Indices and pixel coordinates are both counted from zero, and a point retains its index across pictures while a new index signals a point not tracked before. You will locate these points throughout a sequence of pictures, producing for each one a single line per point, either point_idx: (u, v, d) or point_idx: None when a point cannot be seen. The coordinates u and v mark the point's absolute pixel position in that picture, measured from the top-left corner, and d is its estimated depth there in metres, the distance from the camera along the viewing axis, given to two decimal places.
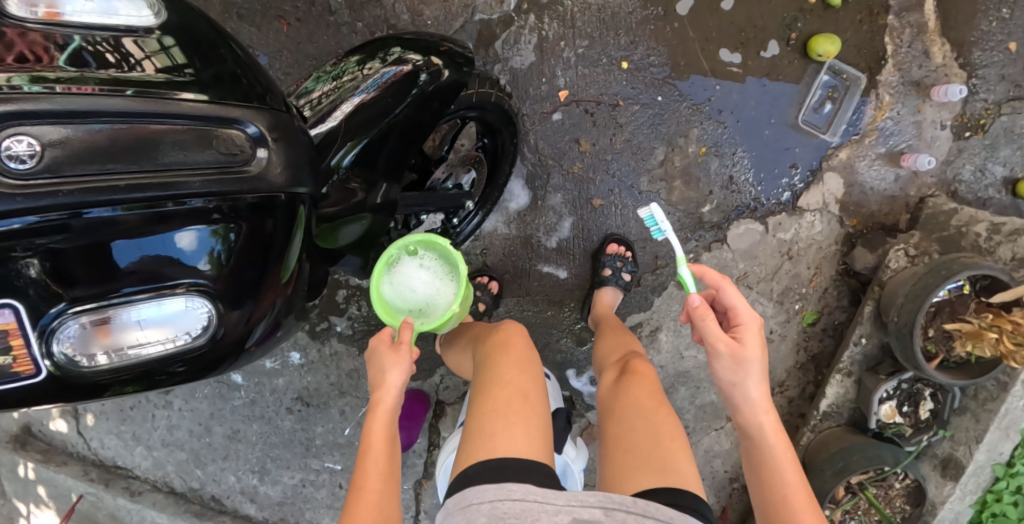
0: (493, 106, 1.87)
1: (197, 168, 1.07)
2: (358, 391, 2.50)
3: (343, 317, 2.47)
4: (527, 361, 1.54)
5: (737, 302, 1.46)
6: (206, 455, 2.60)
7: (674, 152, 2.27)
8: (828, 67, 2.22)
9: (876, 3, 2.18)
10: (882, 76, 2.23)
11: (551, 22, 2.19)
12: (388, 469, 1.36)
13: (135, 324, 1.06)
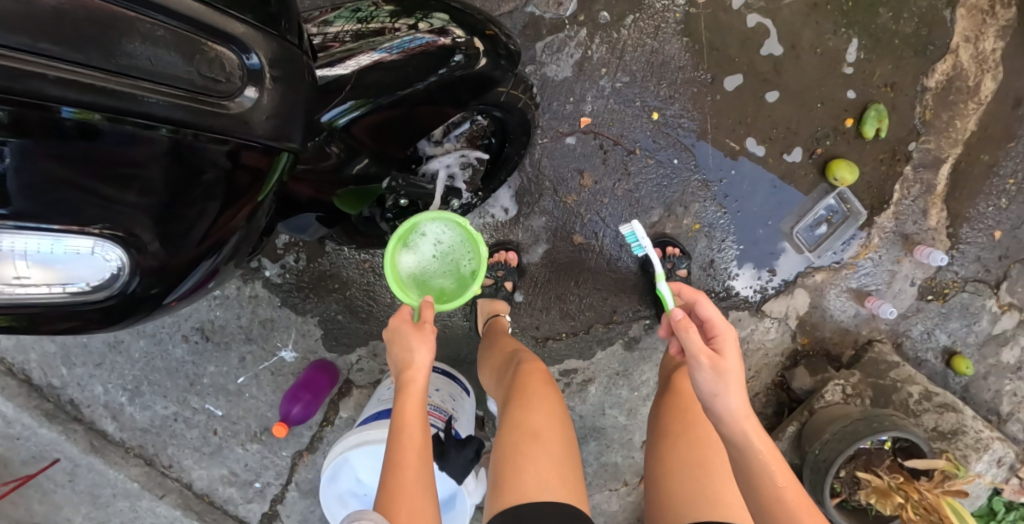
0: (517, 115, 1.52)
1: (163, 84, 0.87)
2: (265, 345, 2.23)
3: (276, 264, 2.18)
4: (549, 403, 1.53)
5: (713, 315, 1.43)
6: (76, 355, 2.23)
7: (670, 217, 2.17)
8: (839, 193, 2.19)
9: (900, 150, 2.22)
10: (880, 218, 2.27)
11: (600, 43, 2.01)
12: (420, 442, 1.36)
13: (20, 254, 0.85)
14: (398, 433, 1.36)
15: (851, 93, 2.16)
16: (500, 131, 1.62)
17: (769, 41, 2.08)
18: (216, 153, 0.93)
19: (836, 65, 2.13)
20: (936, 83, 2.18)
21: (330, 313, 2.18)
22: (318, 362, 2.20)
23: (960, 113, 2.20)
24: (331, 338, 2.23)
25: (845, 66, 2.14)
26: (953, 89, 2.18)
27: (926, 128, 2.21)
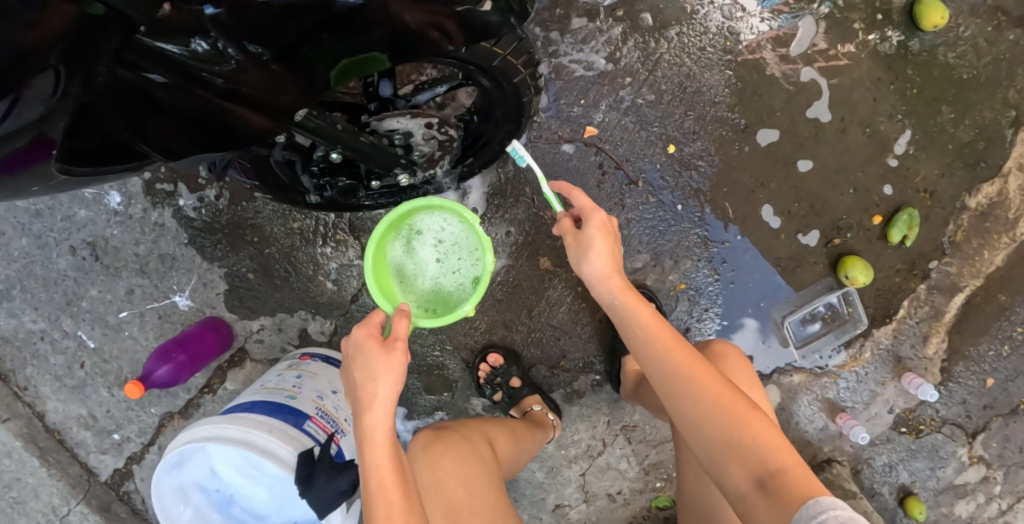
0: (511, 92, 1.18)
1: None
2: (158, 285, 1.79)
3: (195, 196, 1.73)
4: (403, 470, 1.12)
5: (586, 206, 1.27)
6: None
7: (663, 269, 1.73)
8: (844, 291, 1.87)
9: (920, 265, 1.92)
10: (879, 331, 1.96)
11: (633, 45, 1.60)
12: (402, 499, 1.07)
13: None
14: (370, 502, 1.07)
15: (887, 188, 1.84)
16: (485, 109, 1.28)
17: (819, 105, 1.76)
18: (56, 40, 0.60)
19: (880, 155, 1.82)
20: (972, 206, 1.88)
21: (240, 268, 1.75)
22: (209, 319, 1.75)
23: (990, 242, 1.90)
24: (232, 298, 1.77)
25: (890, 156, 1.83)
26: (991, 217, 1.89)
27: (951, 252, 1.91)
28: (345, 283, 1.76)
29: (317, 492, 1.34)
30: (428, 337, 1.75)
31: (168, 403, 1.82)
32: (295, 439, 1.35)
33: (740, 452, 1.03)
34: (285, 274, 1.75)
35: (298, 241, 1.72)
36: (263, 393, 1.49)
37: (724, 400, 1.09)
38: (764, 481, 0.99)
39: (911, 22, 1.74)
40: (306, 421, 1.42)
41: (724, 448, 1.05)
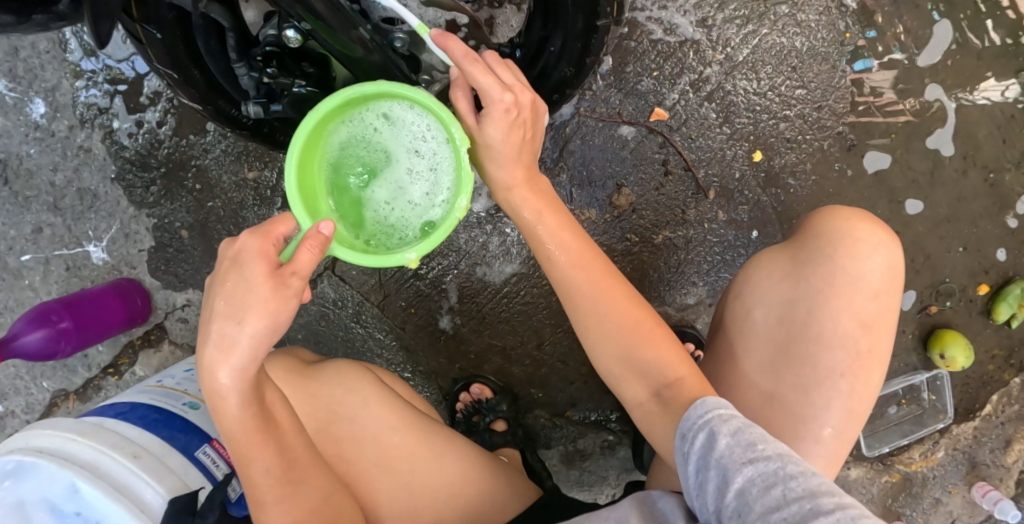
0: (587, 2, 0.86)
1: None
2: (71, 226, 1.32)
3: (134, 118, 1.28)
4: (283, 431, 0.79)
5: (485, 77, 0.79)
6: None
7: None
8: (931, 373, 1.32)
9: (1020, 354, 1.33)
10: (956, 429, 1.35)
11: (731, 15, 1.21)
12: (279, 454, 0.78)
13: None
14: (241, 470, 0.76)
15: (1002, 250, 1.29)
16: (540, 38, 0.94)
17: (942, 133, 1.26)
18: None
19: (997, 211, 1.28)
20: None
21: (177, 222, 1.32)
22: (124, 280, 1.32)
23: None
24: (156, 259, 1.34)
25: (1010, 215, 1.29)
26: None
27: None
28: None
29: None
30: (399, 354, 1.31)
31: (57, 381, 1.38)
32: (170, 476, 0.99)
33: (641, 364, 0.82)
34: (234, 240, 1.32)
35: (250, 197, 1.29)
36: (156, 393, 1.14)
37: (646, 343, 0.82)
38: (660, 390, 0.80)
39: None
40: (200, 447, 1.08)
41: (622, 358, 0.82)
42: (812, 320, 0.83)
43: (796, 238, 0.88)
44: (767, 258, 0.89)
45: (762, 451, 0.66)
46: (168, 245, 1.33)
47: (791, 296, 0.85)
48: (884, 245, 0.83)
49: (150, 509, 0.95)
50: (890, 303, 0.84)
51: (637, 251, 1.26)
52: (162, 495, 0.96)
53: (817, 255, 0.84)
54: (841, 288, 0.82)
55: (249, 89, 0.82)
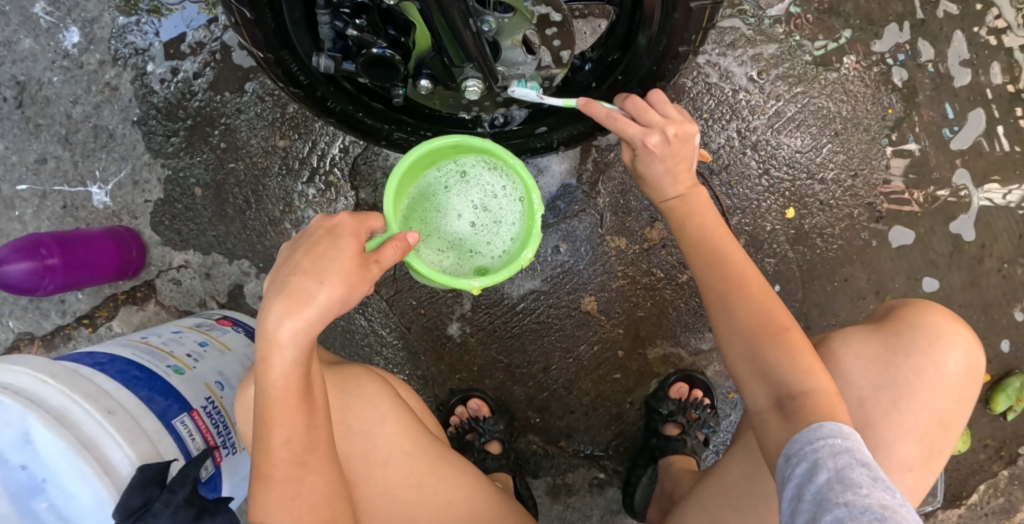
0: (675, 24, 0.86)
1: None
2: (79, 163, 1.26)
3: (169, 65, 1.24)
4: (317, 420, 0.72)
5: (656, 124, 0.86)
6: None
7: None
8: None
9: (1011, 447, 1.33)
10: (941, 514, 1.33)
11: (785, 72, 1.22)
12: (306, 438, 0.71)
13: None
14: (260, 439, 0.69)
15: (1006, 341, 1.30)
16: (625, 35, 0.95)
17: (966, 220, 1.27)
18: None
19: (1007, 301, 1.29)
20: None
21: (192, 178, 1.26)
22: (123, 229, 1.25)
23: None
24: (160, 213, 1.27)
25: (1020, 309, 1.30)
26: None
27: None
28: None
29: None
30: (399, 355, 1.25)
31: (29, 322, 1.29)
32: (143, 439, 0.88)
33: (769, 367, 0.76)
34: (248, 207, 1.26)
35: (276, 165, 1.24)
36: (139, 350, 1.03)
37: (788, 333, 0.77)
38: (782, 399, 0.74)
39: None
40: (179, 415, 0.96)
41: (749, 357, 0.77)
42: (895, 409, 0.82)
43: (885, 324, 0.87)
44: (855, 338, 0.86)
45: (864, 496, 0.58)
46: (178, 200, 1.27)
47: (877, 382, 0.83)
48: (968, 351, 0.84)
49: (116, 472, 0.84)
50: (963, 408, 0.85)
51: (660, 287, 1.24)
52: (131, 459, 0.85)
53: (912, 349, 0.83)
54: (924, 385, 0.82)
55: (326, 41, 0.83)
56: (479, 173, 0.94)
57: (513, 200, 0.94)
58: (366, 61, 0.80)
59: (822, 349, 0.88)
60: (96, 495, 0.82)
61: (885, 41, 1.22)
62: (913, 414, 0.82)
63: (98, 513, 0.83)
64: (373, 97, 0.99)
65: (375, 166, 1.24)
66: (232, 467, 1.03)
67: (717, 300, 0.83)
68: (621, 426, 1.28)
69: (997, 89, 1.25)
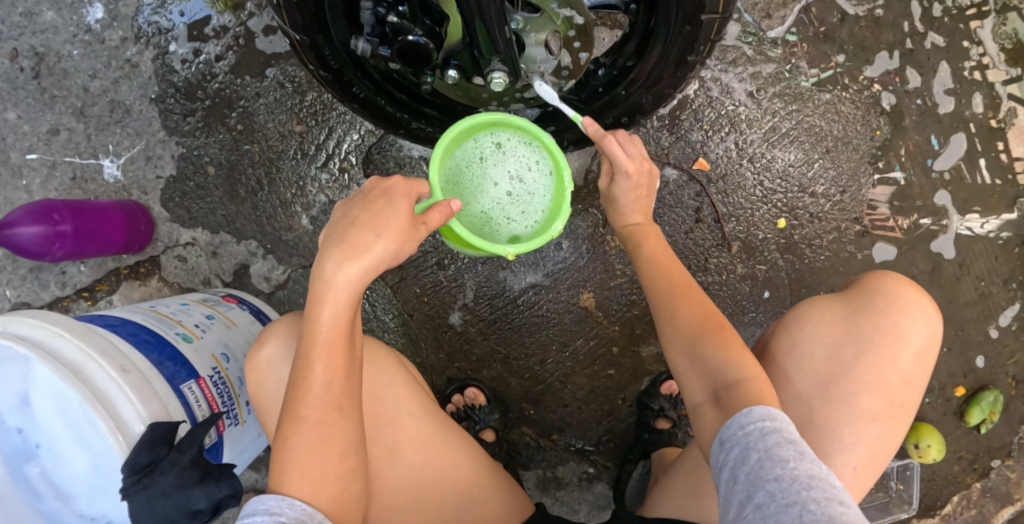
0: (686, 35, 0.92)
1: None
2: (92, 137, 1.28)
3: (192, 46, 1.27)
4: (354, 369, 0.80)
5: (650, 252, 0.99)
6: None
7: None
8: (903, 461, 1.38)
9: (984, 459, 1.40)
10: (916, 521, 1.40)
11: (781, 91, 1.29)
12: (343, 382, 0.78)
13: None
14: (302, 379, 0.76)
15: (981, 358, 1.38)
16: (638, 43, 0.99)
17: (945, 240, 1.35)
18: None
19: (980, 318, 1.37)
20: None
21: (206, 157, 1.28)
22: (132, 203, 1.26)
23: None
24: (171, 191, 1.29)
25: (993, 327, 1.38)
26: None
27: (1017, 455, 1.41)
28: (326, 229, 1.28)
29: (150, 495, 0.84)
30: (400, 341, 1.28)
31: (29, 292, 1.29)
32: (154, 400, 0.90)
33: (704, 359, 0.82)
34: (259, 188, 1.28)
35: (291, 149, 1.27)
36: (148, 316, 1.05)
37: (722, 335, 0.83)
38: (719, 392, 0.78)
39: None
40: (187, 380, 0.98)
41: (689, 350, 0.84)
42: (858, 362, 0.88)
43: (849, 291, 0.94)
44: (821, 304, 0.94)
45: (792, 470, 0.63)
46: (190, 178, 1.29)
47: (840, 339, 0.89)
48: (927, 314, 0.89)
49: (127, 429, 0.85)
50: (926, 368, 0.90)
51: None
52: (142, 417, 0.87)
53: (873, 308, 0.89)
54: (883, 340, 0.88)
55: (365, 26, 0.88)
56: (515, 147, 0.98)
57: (545, 175, 0.98)
58: (400, 50, 0.85)
59: (790, 315, 0.95)
60: (106, 450, 0.84)
61: (875, 67, 1.31)
62: (874, 368, 0.88)
63: (105, 468, 0.85)
64: (396, 85, 1.03)
65: (388, 156, 1.27)
66: (232, 438, 1.05)
67: (662, 297, 0.92)
68: (612, 422, 1.31)
69: (977, 118, 1.34)
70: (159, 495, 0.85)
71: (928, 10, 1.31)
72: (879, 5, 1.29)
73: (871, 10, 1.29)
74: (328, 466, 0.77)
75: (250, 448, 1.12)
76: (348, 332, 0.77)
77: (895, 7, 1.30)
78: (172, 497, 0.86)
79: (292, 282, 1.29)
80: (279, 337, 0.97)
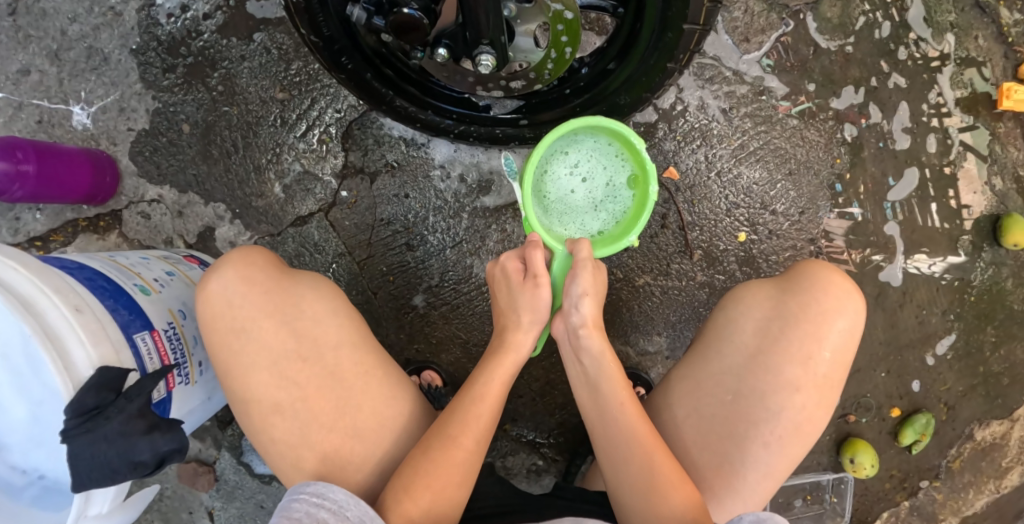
0: (666, 43, 0.94)
1: None
2: (64, 82, 1.25)
3: (179, 1, 1.25)
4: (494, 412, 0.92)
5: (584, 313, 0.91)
6: None
7: None
8: (837, 475, 1.44)
9: (913, 480, 1.48)
10: None
11: (753, 112, 1.34)
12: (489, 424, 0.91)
13: None
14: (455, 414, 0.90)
15: (917, 383, 1.46)
16: (621, 46, 1.02)
17: (892, 269, 1.42)
18: None
19: (920, 346, 1.45)
20: (976, 438, 1.48)
21: (183, 116, 1.27)
22: (99, 153, 1.23)
23: (979, 483, 1.49)
24: (141, 145, 1.27)
25: (929, 354, 1.45)
26: (986, 457, 1.49)
27: (944, 478, 1.48)
28: (297, 200, 1.27)
29: (91, 440, 0.81)
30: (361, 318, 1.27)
31: None
32: (106, 344, 0.88)
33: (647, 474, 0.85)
34: (232, 152, 1.27)
35: (271, 116, 1.27)
36: (108, 265, 1.02)
37: (655, 455, 0.85)
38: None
39: (992, 232, 1.44)
40: (141, 331, 0.95)
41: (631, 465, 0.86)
42: (783, 334, 0.92)
43: (784, 272, 0.98)
44: (755, 285, 0.98)
45: None
46: (163, 135, 1.27)
47: (770, 315, 0.93)
48: (855, 295, 0.93)
49: (75, 371, 0.83)
50: (852, 346, 0.93)
51: (617, 287, 1.33)
52: (91, 360, 0.85)
53: (801, 287, 0.93)
54: (811, 317, 0.91)
55: None
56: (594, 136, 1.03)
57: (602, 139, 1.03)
58: (395, 21, 0.86)
59: (728, 294, 0.99)
60: (42, 403, 0.85)
61: (842, 100, 1.37)
62: (798, 342, 0.91)
63: (39, 422, 0.85)
64: (384, 61, 1.05)
65: (366, 134, 1.27)
66: (181, 395, 1.02)
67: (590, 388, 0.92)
68: (565, 416, 1.33)
69: (930, 157, 1.42)
70: (101, 440, 0.82)
71: (895, 51, 1.39)
72: (851, 42, 1.37)
73: (842, 46, 1.37)
74: (449, 488, 0.86)
75: (198, 410, 1.09)
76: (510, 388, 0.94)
77: (864, 45, 1.37)
78: (114, 444, 0.83)
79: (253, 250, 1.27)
80: (243, 269, 0.92)
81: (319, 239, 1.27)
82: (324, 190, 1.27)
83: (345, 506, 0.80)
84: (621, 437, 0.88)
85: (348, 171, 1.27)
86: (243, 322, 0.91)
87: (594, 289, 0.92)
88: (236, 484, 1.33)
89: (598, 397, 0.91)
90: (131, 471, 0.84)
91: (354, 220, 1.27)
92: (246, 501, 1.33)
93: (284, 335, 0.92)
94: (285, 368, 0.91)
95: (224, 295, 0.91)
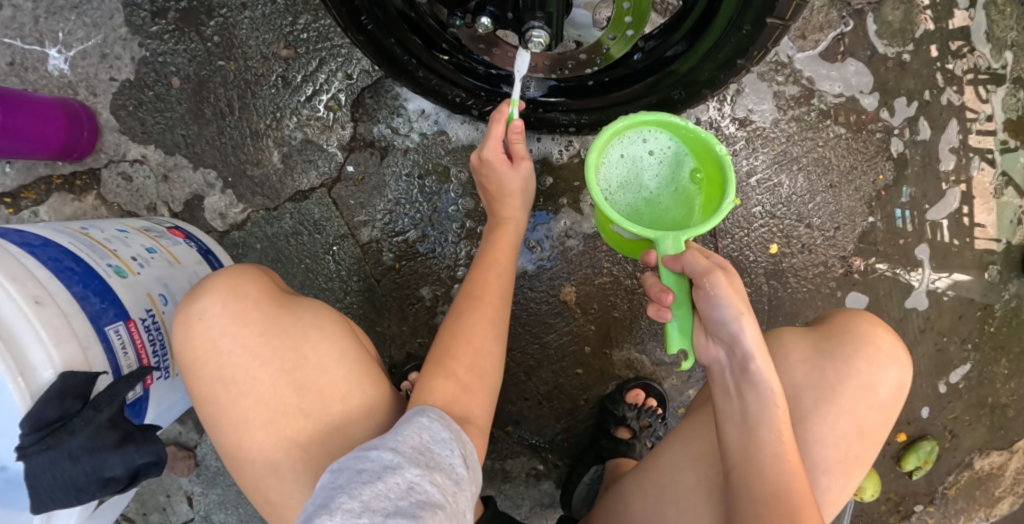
0: (741, 37, 0.83)
1: None
2: (40, 20, 1.11)
3: None
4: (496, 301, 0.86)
5: (749, 339, 0.72)
6: None
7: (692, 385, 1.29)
8: None
9: (909, 503, 1.44)
10: None
11: (800, 116, 1.27)
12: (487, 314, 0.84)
13: None
14: (456, 316, 0.83)
15: (926, 409, 1.42)
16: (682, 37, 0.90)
17: (919, 293, 1.35)
18: None
19: (935, 373, 1.40)
20: (974, 466, 1.45)
21: (177, 69, 1.13)
22: (78, 103, 1.09)
23: (971, 510, 1.46)
24: (125, 97, 1.13)
25: (943, 382, 1.41)
26: (981, 486, 1.46)
27: (939, 503, 1.45)
28: (300, 172, 1.15)
29: (53, 457, 0.69)
30: (364, 306, 1.17)
31: None
32: (72, 342, 0.75)
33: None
34: (228, 114, 1.14)
35: (273, 75, 1.14)
36: (79, 241, 0.87)
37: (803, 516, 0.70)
38: None
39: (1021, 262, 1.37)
40: (114, 322, 0.82)
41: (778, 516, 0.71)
42: (819, 408, 0.85)
43: (821, 327, 0.91)
44: (790, 339, 0.90)
45: None
46: (152, 89, 1.13)
47: (806, 382, 0.86)
48: (898, 366, 0.87)
49: (33, 375, 0.70)
50: (887, 420, 0.87)
51: (640, 293, 1.24)
52: (54, 362, 0.72)
53: (841, 353, 0.86)
54: (850, 390, 0.85)
55: None
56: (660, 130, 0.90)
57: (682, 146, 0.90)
58: None
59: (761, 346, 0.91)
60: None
61: (893, 112, 1.29)
62: (832, 418, 0.85)
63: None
64: (411, 26, 0.93)
65: (383, 103, 1.14)
66: (159, 392, 0.90)
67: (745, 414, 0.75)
68: (570, 422, 1.26)
69: (972, 180, 1.33)
70: (65, 458, 0.70)
71: (951, 65, 1.29)
72: (909, 50, 1.27)
73: (899, 53, 1.27)
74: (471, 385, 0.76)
75: (178, 403, 0.98)
76: (514, 278, 0.92)
77: (922, 54, 1.28)
78: (81, 461, 0.71)
79: (247, 224, 1.15)
80: (231, 298, 0.79)
81: (322, 217, 1.16)
82: (328, 163, 1.15)
83: (428, 427, 0.67)
84: (767, 481, 0.72)
85: (359, 145, 1.15)
86: (232, 373, 0.77)
87: (746, 300, 0.73)
88: (218, 470, 1.25)
89: (746, 425, 0.74)
90: (100, 488, 0.73)
91: (360, 198, 1.16)
92: (227, 488, 1.26)
93: (280, 384, 0.77)
94: (284, 427, 0.77)
95: (210, 332, 0.78)
